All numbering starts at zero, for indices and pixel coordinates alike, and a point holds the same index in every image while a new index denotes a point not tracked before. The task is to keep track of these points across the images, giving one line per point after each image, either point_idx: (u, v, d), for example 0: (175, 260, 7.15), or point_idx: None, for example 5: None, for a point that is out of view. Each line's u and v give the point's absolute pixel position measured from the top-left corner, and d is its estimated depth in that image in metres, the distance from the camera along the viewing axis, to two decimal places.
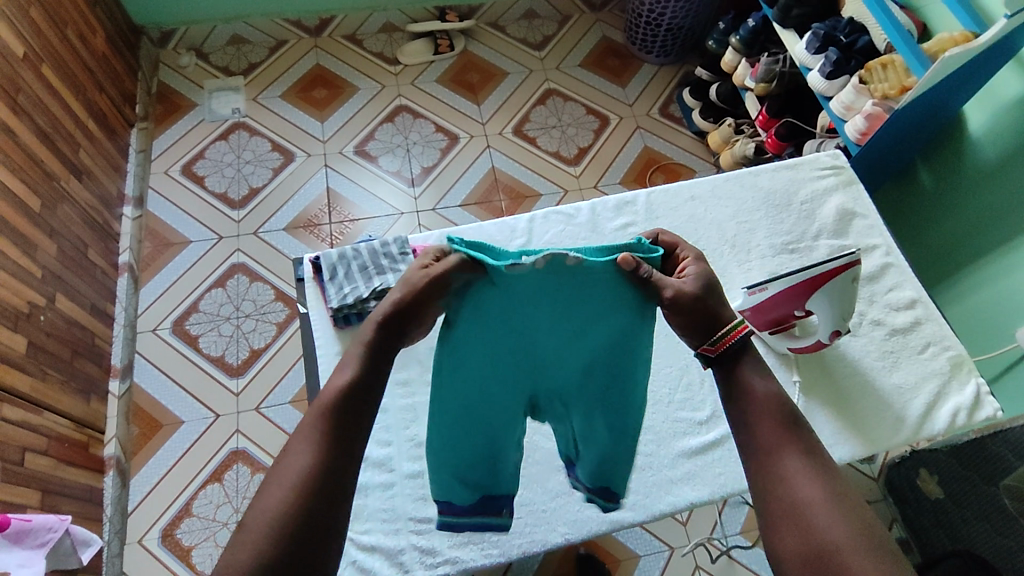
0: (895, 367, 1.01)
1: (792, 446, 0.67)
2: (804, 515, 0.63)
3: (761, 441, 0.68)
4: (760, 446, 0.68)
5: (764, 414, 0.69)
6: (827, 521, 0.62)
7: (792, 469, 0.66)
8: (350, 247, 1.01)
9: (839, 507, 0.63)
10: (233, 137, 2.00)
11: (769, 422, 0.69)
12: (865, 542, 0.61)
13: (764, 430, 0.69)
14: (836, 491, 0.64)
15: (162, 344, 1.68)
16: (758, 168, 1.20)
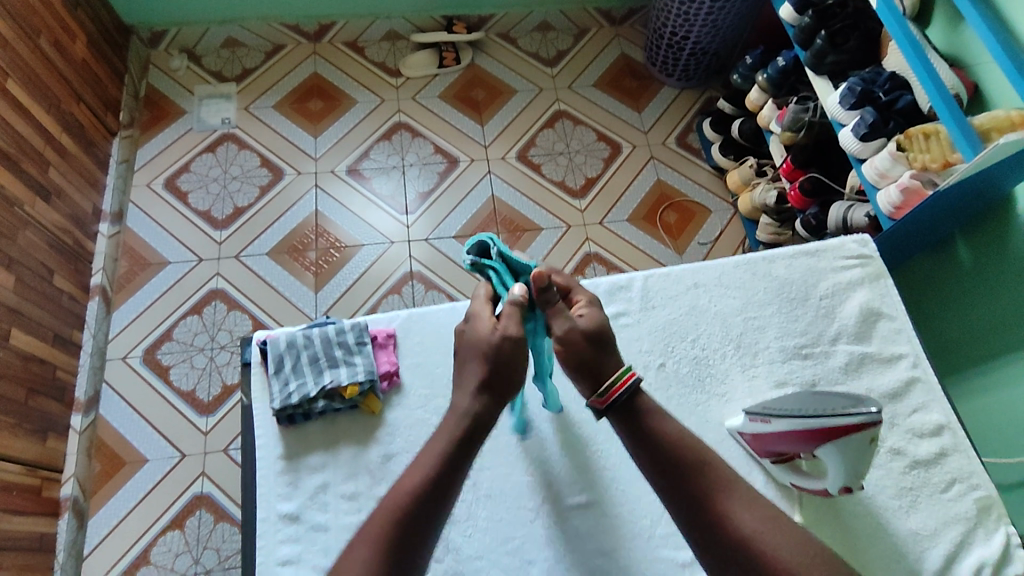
0: (912, 509, 0.89)
1: (720, 484, 0.71)
2: (755, 550, 0.67)
3: (692, 479, 0.71)
4: (691, 486, 0.71)
5: (688, 451, 0.73)
6: (773, 548, 0.67)
7: (731, 505, 0.70)
8: (301, 333, 0.91)
9: (774, 528, 0.68)
10: (221, 149, 1.89)
11: (694, 456, 0.72)
12: (811, 561, 0.66)
13: (692, 468, 0.72)
14: (769, 515, 0.69)
15: (131, 374, 1.60)
16: (773, 253, 1.07)
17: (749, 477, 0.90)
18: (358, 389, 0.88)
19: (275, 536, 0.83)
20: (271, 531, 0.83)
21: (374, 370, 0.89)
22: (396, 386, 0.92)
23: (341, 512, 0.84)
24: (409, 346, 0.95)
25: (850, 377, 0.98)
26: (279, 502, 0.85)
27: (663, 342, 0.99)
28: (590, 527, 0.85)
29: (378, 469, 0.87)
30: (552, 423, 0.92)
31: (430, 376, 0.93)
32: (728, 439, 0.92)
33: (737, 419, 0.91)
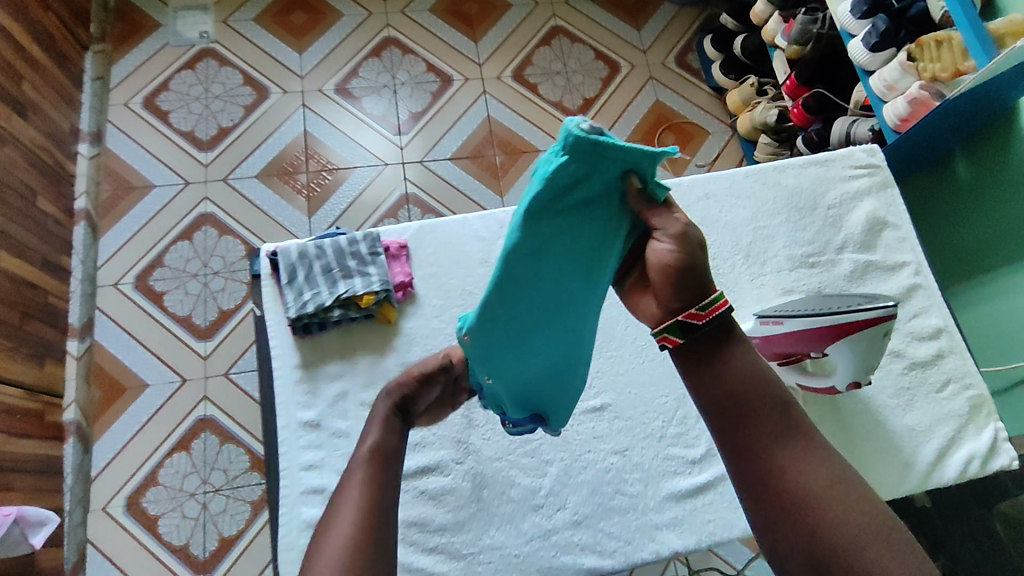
0: (909, 407, 0.93)
1: (785, 428, 0.56)
2: (812, 515, 0.54)
3: (750, 414, 0.57)
4: (749, 422, 0.57)
5: (758, 384, 0.57)
6: (836, 512, 0.54)
7: (793, 459, 0.56)
8: (312, 244, 0.89)
9: (841, 492, 0.55)
10: (202, 67, 1.79)
11: (765, 390, 0.57)
12: (879, 531, 0.54)
13: (757, 400, 0.57)
14: (833, 479, 0.55)
15: (124, 300, 1.57)
16: (784, 162, 1.06)
17: None
18: (374, 298, 0.87)
19: (297, 442, 0.84)
20: (293, 438, 0.84)
21: (389, 279, 0.88)
22: (410, 297, 0.92)
23: (361, 419, 0.85)
24: (421, 257, 0.94)
25: (855, 285, 0.99)
26: (298, 411, 0.85)
27: None
28: (606, 428, 0.88)
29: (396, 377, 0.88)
30: None
31: (443, 287, 0.93)
32: None
33: (746, 324, 0.92)
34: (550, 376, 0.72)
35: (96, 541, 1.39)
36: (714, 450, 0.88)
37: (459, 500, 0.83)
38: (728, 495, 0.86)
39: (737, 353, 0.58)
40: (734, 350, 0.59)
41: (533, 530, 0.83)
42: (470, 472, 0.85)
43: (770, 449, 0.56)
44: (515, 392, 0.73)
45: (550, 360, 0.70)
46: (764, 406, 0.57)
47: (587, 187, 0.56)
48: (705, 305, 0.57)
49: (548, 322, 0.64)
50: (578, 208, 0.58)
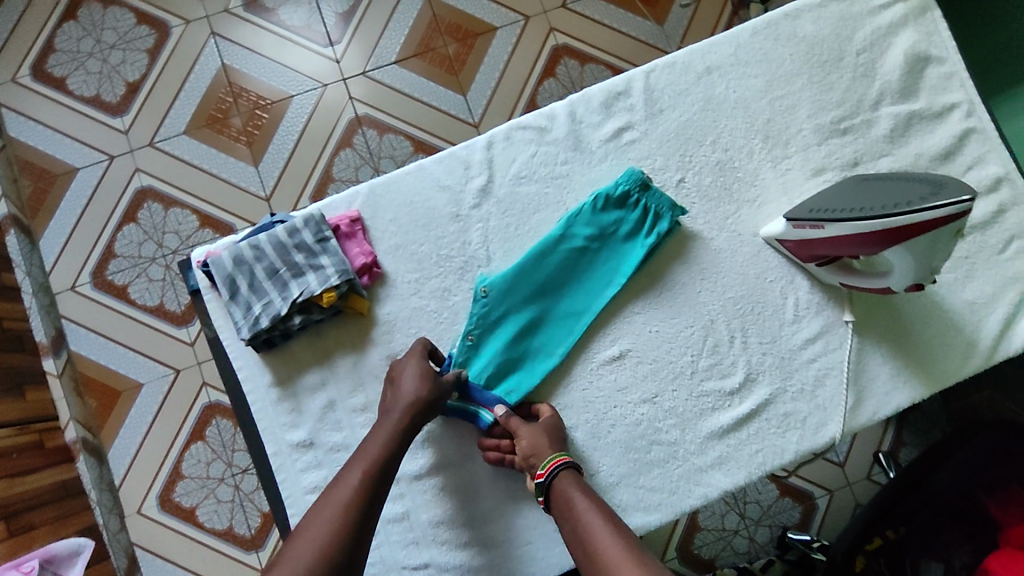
0: (969, 279, 0.80)
1: (597, 509, 0.66)
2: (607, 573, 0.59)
3: (587, 525, 0.64)
4: (581, 524, 0.65)
5: (586, 495, 0.67)
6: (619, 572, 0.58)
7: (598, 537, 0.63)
8: (246, 245, 0.74)
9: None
10: (83, 12, 1.48)
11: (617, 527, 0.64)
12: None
13: (585, 507, 0.66)
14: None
15: (88, 302, 1.43)
16: (797, 6, 0.85)
17: (792, 285, 0.79)
18: (335, 293, 0.73)
19: (294, 466, 0.75)
20: (287, 463, 0.75)
21: (348, 266, 0.74)
22: (379, 278, 0.78)
23: (357, 428, 0.76)
24: (381, 227, 0.79)
25: (897, 146, 0.82)
26: (284, 432, 0.76)
27: (679, 153, 0.82)
28: (630, 378, 0.78)
29: (384, 373, 0.76)
30: (562, 280, 0.79)
31: (414, 257, 0.79)
32: (766, 249, 0.80)
33: (775, 226, 0.77)
34: (531, 364, 0.77)
35: (142, 542, 1.37)
36: (754, 374, 0.78)
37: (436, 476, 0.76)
38: (775, 421, 0.77)
39: (582, 490, 0.68)
40: (578, 482, 0.69)
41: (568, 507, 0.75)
42: (490, 457, 0.77)
43: (594, 542, 0.63)
44: (498, 369, 0.77)
45: (539, 349, 0.78)
46: (593, 512, 0.65)
47: (626, 212, 0.80)
48: (545, 463, 0.70)
49: (567, 305, 0.79)
50: (615, 228, 0.80)
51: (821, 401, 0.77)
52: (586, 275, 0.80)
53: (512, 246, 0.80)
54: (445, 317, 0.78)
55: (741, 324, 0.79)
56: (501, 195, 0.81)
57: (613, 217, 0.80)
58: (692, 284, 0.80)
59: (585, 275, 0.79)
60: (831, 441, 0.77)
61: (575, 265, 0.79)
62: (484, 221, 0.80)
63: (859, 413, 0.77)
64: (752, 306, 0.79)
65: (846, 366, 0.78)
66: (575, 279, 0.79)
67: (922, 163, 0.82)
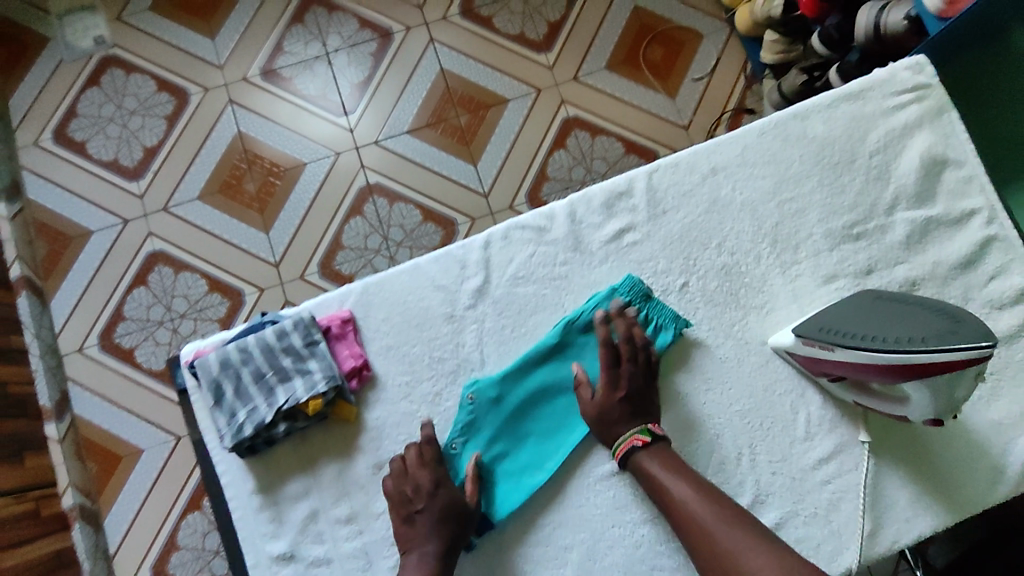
0: (995, 397, 0.75)
1: (672, 468, 0.69)
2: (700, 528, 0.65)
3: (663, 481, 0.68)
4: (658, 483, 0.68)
5: (659, 457, 0.70)
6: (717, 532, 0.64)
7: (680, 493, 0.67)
8: (234, 348, 0.72)
9: None
10: (106, 79, 1.52)
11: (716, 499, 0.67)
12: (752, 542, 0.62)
13: (659, 467, 0.69)
14: (806, 572, 0.58)
15: (94, 365, 1.42)
16: (806, 106, 0.83)
17: (804, 399, 0.75)
18: (322, 401, 0.71)
19: None
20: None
21: (337, 372, 0.72)
22: (369, 380, 0.76)
23: (340, 539, 0.72)
24: (373, 326, 0.77)
25: (914, 253, 0.79)
26: (266, 542, 0.72)
27: (682, 257, 0.79)
28: (629, 495, 0.73)
29: (371, 482, 0.73)
30: (556, 387, 0.76)
31: (406, 360, 0.77)
32: (775, 359, 0.76)
33: (785, 337, 0.74)
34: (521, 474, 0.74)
35: None
36: (762, 496, 0.73)
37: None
38: None
39: (655, 455, 0.70)
40: (661, 458, 0.70)
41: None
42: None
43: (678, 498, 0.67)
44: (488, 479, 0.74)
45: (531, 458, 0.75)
46: (667, 469, 0.69)
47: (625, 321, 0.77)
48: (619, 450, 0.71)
49: (560, 412, 0.76)
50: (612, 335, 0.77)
51: (835, 527, 0.73)
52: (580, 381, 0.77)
53: (508, 350, 0.77)
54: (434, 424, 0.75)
55: (748, 440, 0.75)
56: (497, 296, 0.79)
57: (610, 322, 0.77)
58: (693, 397, 0.76)
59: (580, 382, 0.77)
60: (847, 571, 0.72)
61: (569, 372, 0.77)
62: (479, 322, 0.78)
63: (877, 542, 0.72)
64: (760, 421, 0.75)
65: (861, 491, 0.73)
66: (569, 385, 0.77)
67: (941, 271, 0.78)
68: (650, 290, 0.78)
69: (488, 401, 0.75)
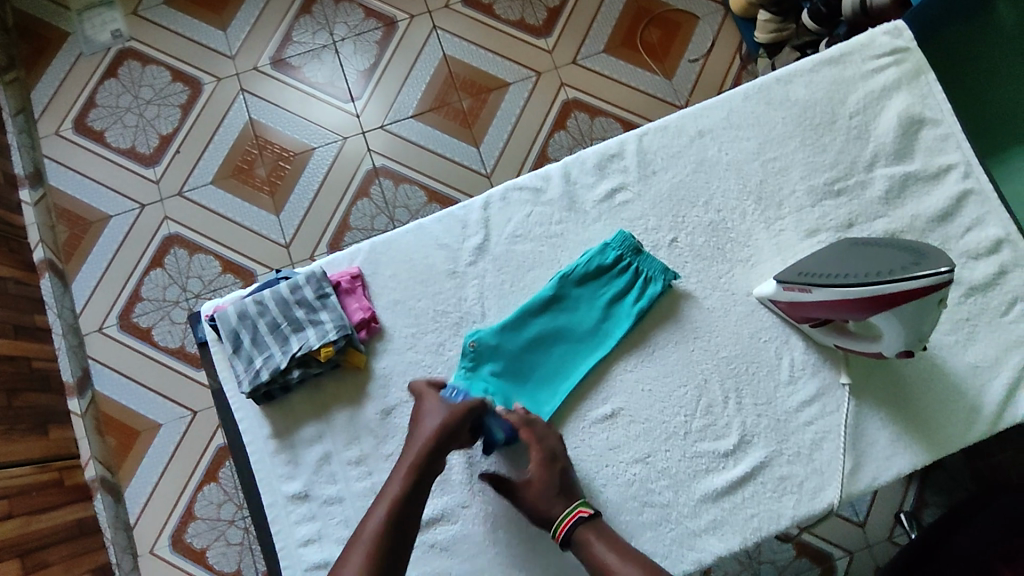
0: (971, 341, 0.79)
1: (612, 547, 0.69)
2: None
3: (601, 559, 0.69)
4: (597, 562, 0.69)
5: (601, 536, 0.70)
6: None
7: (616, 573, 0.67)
8: (251, 300, 0.77)
9: None
10: (123, 71, 1.58)
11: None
12: None
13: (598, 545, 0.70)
14: None
15: (114, 343, 1.47)
16: (788, 71, 0.87)
17: (788, 345, 0.79)
18: (333, 348, 0.76)
19: (289, 519, 0.76)
20: (283, 515, 0.77)
21: (347, 322, 0.77)
22: (377, 332, 0.81)
23: (351, 480, 0.77)
24: (380, 282, 0.82)
25: (893, 208, 0.83)
26: (281, 484, 0.77)
27: (671, 214, 0.84)
28: (622, 437, 0.78)
29: (379, 427, 0.78)
30: (553, 335, 0.81)
31: (412, 313, 0.81)
32: (760, 309, 0.81)
33: (768, 286, 0.78)
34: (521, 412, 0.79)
35: None
36: (749, 437, 0.78)
37: (482, 534, 0.76)
38: (770, 484, 0.76)
39: (600, 534, 0.71)
40: (604, 537, 0.70)
41: (575, 565, 0.75)
42: (481, 514, 0.77)
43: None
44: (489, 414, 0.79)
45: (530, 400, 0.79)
46: (606, 547, 0.69)
47: (618, 274, 0.82)
48: (558, 526, 0.72)
49: (557, 357, 0.81)
50: (604, 287, 0.82)
51: (819, 465, 0.77)
52: (576, 330, 0.81)
53: (507, 303, 0.82)
54: (439, 372, 0.80)
55: (735, 384, 0.79)
56: (497, 253, 0.83)
57: (603, 274, 0.82)
58: (683, 343, 0.80)
59: (575, 330, 0.81)
60: (829, 507, 0.76)
61: (565, 321, 0.81)
62: (480, 278, 0.83)
63: (858, 479, 0.76)
64: (746, 366, 0.79)
65: (843, 431, 0.77)
66: (565, 333, 0.81)
67: (919, 225, 0.82)
68: (642, 245, 0.83)
69: (489, 346, 0.79)
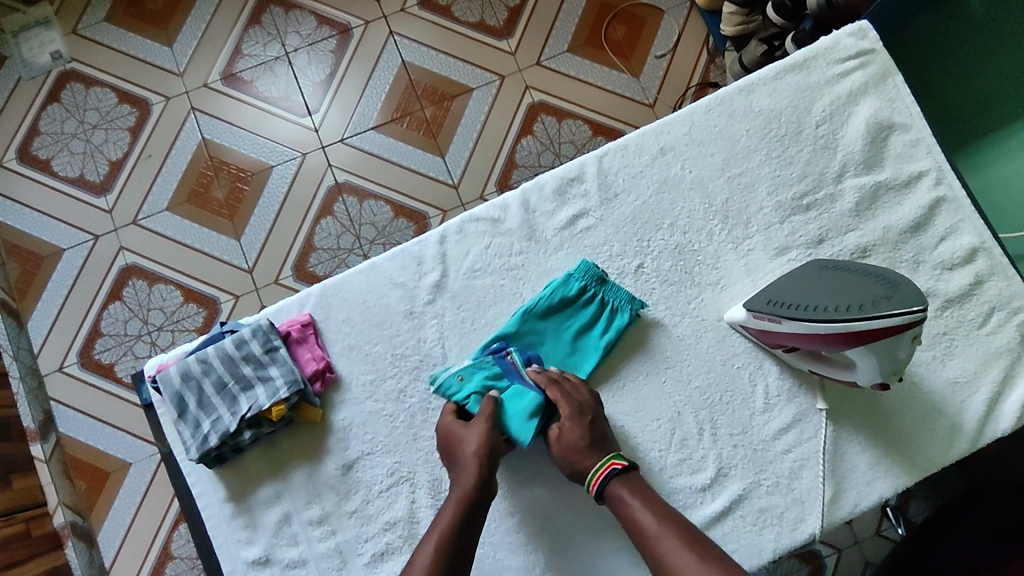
0: (948, 356, 0.77)
1: (642, 498, 0.68)
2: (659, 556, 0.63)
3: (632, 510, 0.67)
4: (627, 511, 0.67)
5: (631, 488, 0.68)
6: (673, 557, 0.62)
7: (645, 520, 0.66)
8: (194, 360, 0.72)
9: None
10: (67, 94, 1.41)
11: (683, 536, 0.64)
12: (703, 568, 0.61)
13: (628, 496, 0.68)
14: None
15: (76, 383, 1.31)
16: (751, 80, 0.83)
17: (761, 371, 0.77)
18: (285, 406, 0.72)
19: None
20: None
21: (299, 376, 0.73)
22: (333, 382, 0.76)
23: (314, 541, 0.73)
24: (334, 328, 0.78)
25: (865, 220, 0.80)
26: (241, 548, 0.73)
27: (636, 239, 0.80)
28: None
29: (341, 483, 0.74)
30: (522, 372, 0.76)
31: (369, 359, 0.77)
32: (731, 333, 0.77)
33: (738, 311, 0.75)
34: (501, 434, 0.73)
35: None
36: (725, 469, 0.75)
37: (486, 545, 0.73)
38: (750, 517, 0.73)
39: (630, 487, 0.69)
40: (635, 488, 0.69)
41: None
42: None
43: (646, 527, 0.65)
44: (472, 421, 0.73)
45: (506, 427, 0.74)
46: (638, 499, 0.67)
47: (585, 305, 0.78)
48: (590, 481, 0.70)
49: None
50: (573, 319, 0.78)
51: (798, 495, 0.74)
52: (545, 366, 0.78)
53: (470, 342, 0.78)
54: (401, 420, 0.76)
55: (709, 415, 0.76)
56: (455, 290, 0.79)
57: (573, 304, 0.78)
58: (654, 375, 0.77)
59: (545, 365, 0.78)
60: (810, 537, 0.73)
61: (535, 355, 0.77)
62: (440, 317, 0.78)
63: (839, 507, 0.74)
64: (719, 395, 0.76)
65: (822, 458, 0.74)
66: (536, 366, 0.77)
67: (891, 237, 0.79)
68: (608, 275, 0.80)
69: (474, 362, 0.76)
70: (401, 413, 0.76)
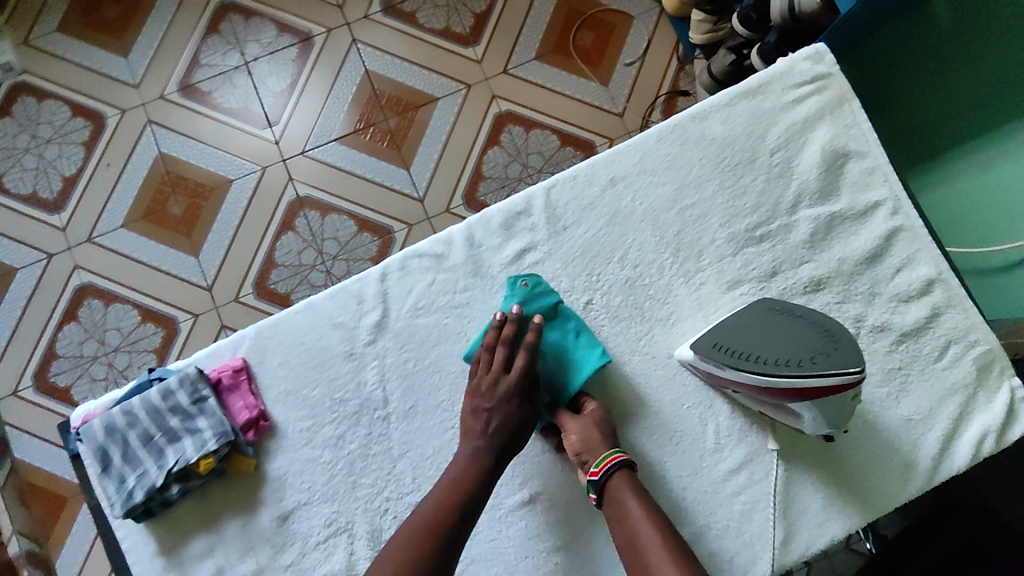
0: (903, 392, 0.74)
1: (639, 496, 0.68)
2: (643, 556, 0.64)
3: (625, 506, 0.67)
4: (621, 506, 0.67)
5: (630, 483, 0.68)
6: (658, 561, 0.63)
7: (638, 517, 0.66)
8: (119, 412, 0.70)
9: None
10: (18, 107, 1.27)
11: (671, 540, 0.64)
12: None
13: (626, 491, 0.68)
14: None
15: (29, 407, 1.18)
16: (703, 107, 0.80)
17: (712, 411, 0.74)
18: (214, 458, 0.69)
19: None
20: None
21: (229, 427, 0.70)
22: (267, 430, 0.73)
23: None
24: (269, 372, 0.75)
25: (819, 253, 0.77)
26: None
27: (585, 273, 0.77)
28: (541, 524, 0.72)
29: (276, 535, 0.71)
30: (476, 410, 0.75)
31: (306, 404, 0.74)
32: (682, 371, 0.75)
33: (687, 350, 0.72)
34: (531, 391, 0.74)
35: None
36: (675, 514, 0.72)
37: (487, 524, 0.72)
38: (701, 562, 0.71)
39: (631, 483, 0.69)
40: (634, 485, 0.68)
41: None
42: None
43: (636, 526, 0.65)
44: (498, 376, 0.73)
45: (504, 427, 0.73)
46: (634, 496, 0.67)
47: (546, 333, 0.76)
48: (598, 461, 0.69)
49: None
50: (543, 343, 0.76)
51: (749, 538, 0.72)
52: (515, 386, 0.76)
53: (413, 385, 0.75)
54: (339, 467, 0.73)
55: (658, 456, 0.74)
56: (397, 329, 0.76)
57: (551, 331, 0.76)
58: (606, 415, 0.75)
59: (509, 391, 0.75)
60: None
61: None
62: (381, 358, 0.75)
63: (791, 550, 0.71)
64: (668, 436, 0.74)
65: (773, 499, 0.72)
66: None
67: (847, 269, 0.77)
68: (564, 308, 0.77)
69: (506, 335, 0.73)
70: (340, 460, 0.73)
